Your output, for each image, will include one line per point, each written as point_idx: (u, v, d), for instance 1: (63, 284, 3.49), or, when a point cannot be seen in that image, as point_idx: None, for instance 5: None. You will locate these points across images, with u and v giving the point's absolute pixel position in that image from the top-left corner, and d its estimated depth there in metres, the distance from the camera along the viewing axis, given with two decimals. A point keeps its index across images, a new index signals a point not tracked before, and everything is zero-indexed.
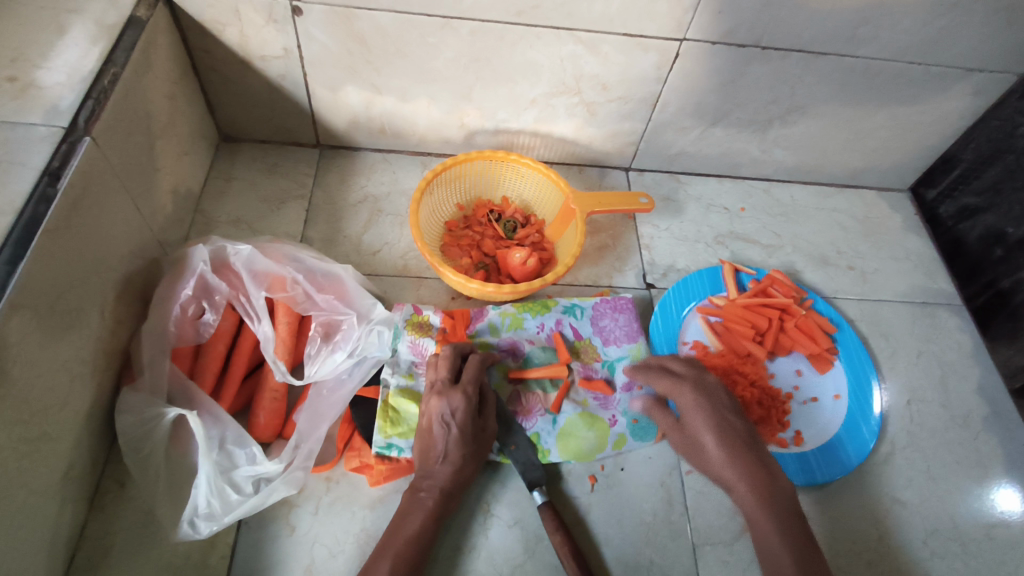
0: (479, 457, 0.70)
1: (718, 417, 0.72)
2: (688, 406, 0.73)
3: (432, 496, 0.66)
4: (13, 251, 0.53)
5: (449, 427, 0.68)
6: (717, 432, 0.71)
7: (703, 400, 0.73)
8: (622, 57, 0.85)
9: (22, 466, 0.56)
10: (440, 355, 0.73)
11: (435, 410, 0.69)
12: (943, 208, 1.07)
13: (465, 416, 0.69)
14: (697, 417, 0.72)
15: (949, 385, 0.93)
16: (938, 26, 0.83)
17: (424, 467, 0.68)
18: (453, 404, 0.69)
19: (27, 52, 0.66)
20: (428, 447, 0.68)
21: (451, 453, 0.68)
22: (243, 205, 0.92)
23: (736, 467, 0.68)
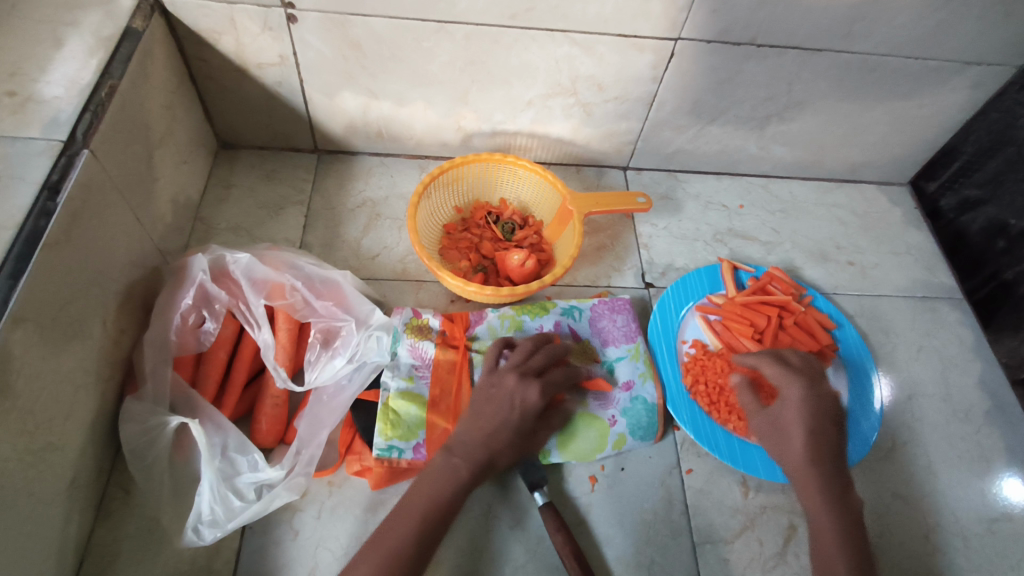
0: (522, 443, 0.69)
1: (818, 423, 0.72)
2: (798, 412, 0.72)
3: (469, 466, 0.64)
4: (15, 265, 0.54)
5: (511, 407, 0.68)
6: (816, 441, 0.71)
7: (811, 407, 0.72)
8: (617, 57, 0.85)
9: (28, 476, 0.56)
10: (519, 344, 0.75)
11: (516, 389, 0.69)
12: (943, 201, 1.07)
13: (536, 403, 0.69)
14: (802, 425, 0.71)
15: (950, 379, 0.93)
16: (934, 20, 0.83)
17: (464, 440, 0.66)
18: (530, 389, 0.69)
19: (25, 66, 0.66)
20: (479, 423, 0.67)
21: (506, 432, 0.67)
22: (242, 212, 0.93)
23: (818, 481, 0.69)
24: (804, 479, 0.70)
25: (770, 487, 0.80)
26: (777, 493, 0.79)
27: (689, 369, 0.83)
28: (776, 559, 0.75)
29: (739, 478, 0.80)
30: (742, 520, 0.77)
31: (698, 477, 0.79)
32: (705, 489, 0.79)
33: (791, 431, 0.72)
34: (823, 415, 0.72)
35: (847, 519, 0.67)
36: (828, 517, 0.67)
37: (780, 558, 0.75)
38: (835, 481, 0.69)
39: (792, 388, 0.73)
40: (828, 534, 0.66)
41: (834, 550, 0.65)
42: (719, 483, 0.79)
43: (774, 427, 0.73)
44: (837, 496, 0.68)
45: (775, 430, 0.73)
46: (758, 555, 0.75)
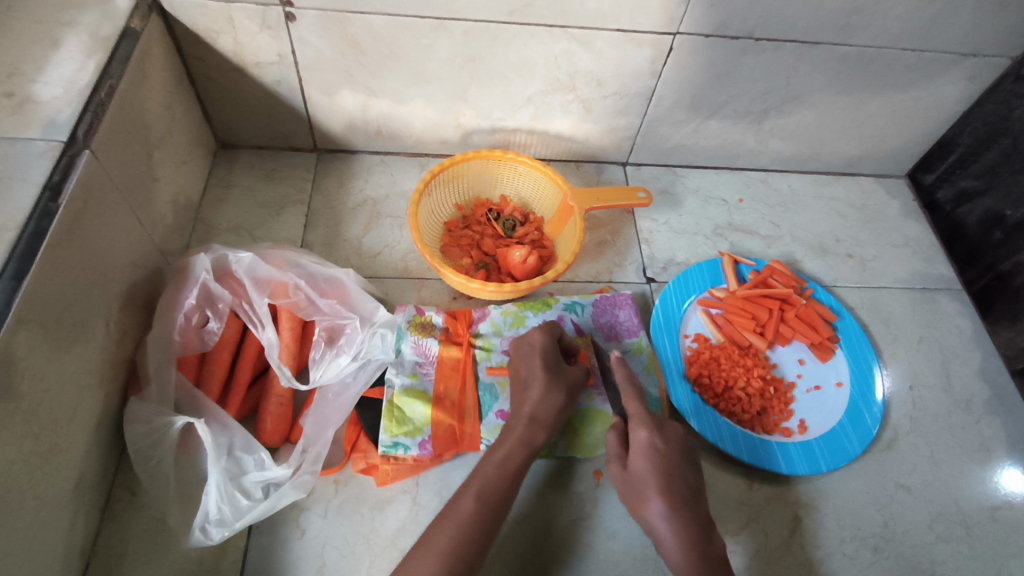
0: (568, 388, 0.72)
1: (669, 471, 0.66)
2: (648, 461, 0.66)
3: (522, 420, 0.68)
4: (18, 266, 0.54)
5: (529, 358, 0.73)
6: (670, 491, 0.64)
7: (658, 454, 0.67)
8: (616, 52, 0.85)
9: (34, 478, 0.56)
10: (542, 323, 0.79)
11: (524, 339, 0.75)
12: (941, 192, 1.07)
13: (545, 346, 0.74)
14: (653, 472, 0.66)
15: (950, 369, 0.93)
16: (931, 13, 0.83)
17: (516, 404, 0.71)
18: (532, 337, 0.75)
19: (23, 66, 0.66)
20: (519, 385, 0.72)
21: (535, 380, 0.71)
22: (243, 212, 0.92)
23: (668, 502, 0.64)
24: (662, 530, 0.63)
25: (775, 479, 0.80)
26: (782, 485, 0.80)
27: (693, 363, 0.84)
28: (782, 551, 0.76)
29: (743, 470, 0.80)
30: (747, 512, 0.77)
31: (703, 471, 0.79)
32: (710, 482, 0.79)
33: (643, 479, 0.66)
34: (672, 462, 0.67)
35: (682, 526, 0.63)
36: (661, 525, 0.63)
37: (786, 549, 0.76)
38: (680, 501, 0.64)
39: (643, 429, 0.69)
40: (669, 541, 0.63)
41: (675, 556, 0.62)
42: (724, 476, 0.79)
43: (628, 481, 0.67)
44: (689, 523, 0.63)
45: (630, 479, 0.67)
46: (765, 546, 0.76)
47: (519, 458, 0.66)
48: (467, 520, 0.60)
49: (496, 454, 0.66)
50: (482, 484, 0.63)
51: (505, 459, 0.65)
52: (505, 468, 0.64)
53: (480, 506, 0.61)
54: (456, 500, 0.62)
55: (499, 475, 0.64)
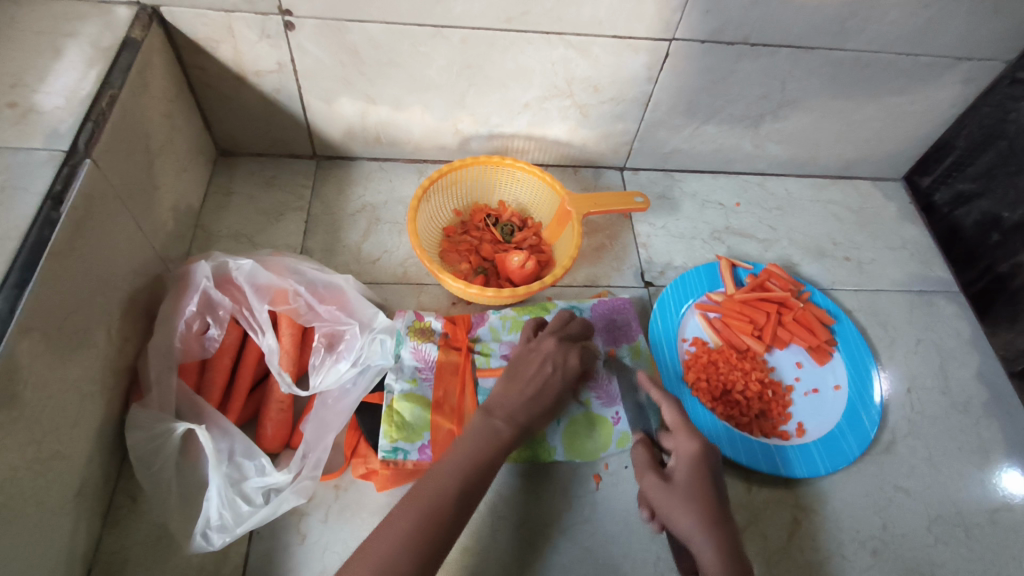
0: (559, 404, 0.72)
1: (711, 485, 0.64)
2: (693, 472, 0.65)
3: (511, 427, 0.67)
4: (20, 275, 0.54)
5: (553, 375, 0.72)
6: (707, 503, 0.63)
7: (703, 466, 0.65)
8: (612, 59, 0.86)
9: (37, 485, 0.57)
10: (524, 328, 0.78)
11: (545, 350, 0.73)
12: (937, 195, 1.08)
13: (575, 372, 0.73)
14: (696, 486, 0.64)
15: (948, 371, 0.93)
16: (924, 17, 0.84)
17: (512, 403, 0.69)
18: (568, 359, 0.73)
19: (25, 77, 0.67)
20: (522, 386, 0.70)
21: (545, 397, 0.70)
22: (243, 219, 0.93)
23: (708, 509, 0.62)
24: (700, 544, 0.61)
25: (774, 482, 0.80)
26: (781, 488, 0.80)
27: (691, 367, 0.84)
28: (781, 554, 0.76)
29: (742, 474, 0.80)
30: (747, 515, 0.77)
31: None
32: None
33: (687, 490, 0.64)
34: (715, 477, 0.65)
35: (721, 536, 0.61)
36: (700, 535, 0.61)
37: (785, 553, 0.76)
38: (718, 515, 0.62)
39: (689, 440, 0.67)
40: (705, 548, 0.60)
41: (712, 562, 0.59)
42: (723, 479, 0.79)
43: (668, 490, 0.64)
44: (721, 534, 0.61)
45: (671, 490, 0.64)
46: (764, 550, 0.76)
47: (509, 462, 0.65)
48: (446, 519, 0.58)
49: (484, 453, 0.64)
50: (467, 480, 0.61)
51: (495, 461, 0.64)
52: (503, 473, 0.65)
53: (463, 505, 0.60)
54: None
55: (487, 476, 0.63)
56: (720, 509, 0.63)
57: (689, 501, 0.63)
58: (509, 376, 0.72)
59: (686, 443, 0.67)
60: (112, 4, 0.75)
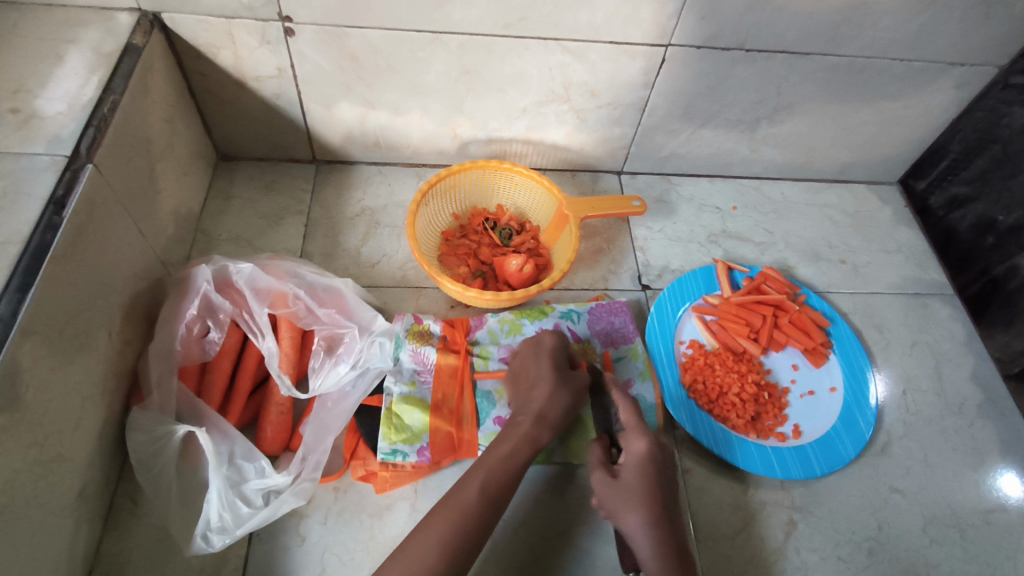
0: (575, 391, 0.72)
1: (658, 484, 0.67)
2: (642, 471, 0.67)
3: (529, 417, 0.69)
4: (22, 279, 0.55)
5: (539, 358, 0.74)
6: (654, 501, 0.66)
7: (651, 466, 0.68)
8: (610, 64, 0.87)
9: (39, 487, 0.57)
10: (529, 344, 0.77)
11: (537, 355, 0.75)
12: (933, 198, 1.08)
13: (555, 349, 0.75)
14: (643, 484, 0.66)
15: (944, 374, 0.94)
16: (918, 23, 0.85)
17: (523, 400, 0.72)
18: (542, 339, 0.76)
19: (27, 83, 0.67)
20: (524, 385, 0.73)
21: (543, 380, 0.72)
22: (243, 223, 0.94)
23: (655, 506, 0.66)
24: (642, 538, 0.64)
25: (770, 483, 0.81)
26: (777, 489, 0.81)
27: (687, 369, 0.84)
28: (777, 555, 0.76)
29: (738, 475, 0.81)
30: (743, 516, 0.78)
31: (699, 476, 0.80)
32: (706, 487, 0.79)
33: (634, 487, 0.66)
34: (661, 476, 0.68)
35: (664, 531, 0.65)
36: (645, 533, 0.64)
37: (781, 554, 0.77)
38: (662, 511, 0.66)
39: (640, 440, 0.69)
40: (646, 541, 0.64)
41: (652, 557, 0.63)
42: (720, 481, 0.80)
43: (616, 487, 0.67)
44: (665, 530, 0.65)
45: (618, 487, 0.67)
46: (760, 551, 0.76)
47: (524, 452, 0.66)
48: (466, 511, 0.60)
49: (498, 448, 0.66)
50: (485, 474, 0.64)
51: (509, 453, 0.66)
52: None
53: (482, 498, 0.61)
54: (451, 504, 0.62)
55: (501, 468, 0.64)
56: (664, 505, 0.67)
57: (636, 498, 0.66)
58: (515, 381, 0.75)
59: (638, 442, 0.69)
60: (113, 10, 0.75)
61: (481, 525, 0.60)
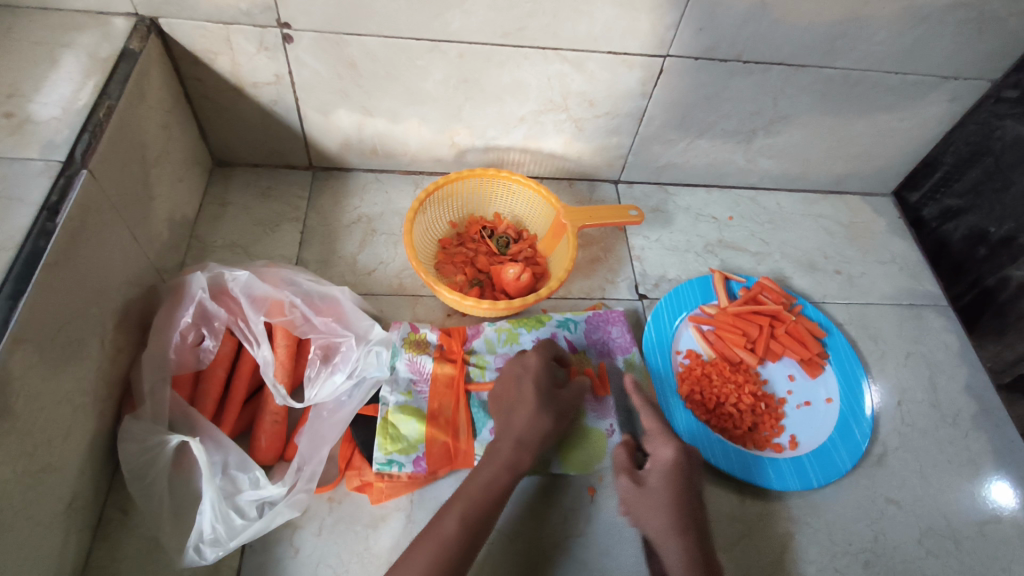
0: (557, 414, 0.72)
1: (685, 491, 0.66)
2: (666, 474, 0.67)
3: (509, 442, 0.68)
4: (14, 286, 0.54)
5: (521, 381, 0.73)
6: (678, 506, 0.65)
7: (677, 471, 0.67)
8: (608, 74, 0.87)
9: (28, 498, 0.56)
10: (522, 364, 0.75)
11: (520, 378, 0.74)
12: (926, 210, 1.09)
13: (539, 371, 0.74)
14: (665, 487, 0.66)
15: (938, 384, 0.95)
16: (913, 37, 0.86)
17: (502, 425, 0.71)
18: (527, 360, 0.75)
19: (22, 87, 0.67)
20: (507, 407, 0.72)
21: (525, 403, 0.71)
22: (238, 230, 0.93)
23: (670, 511, 0.65)
24: (669, 545, 0.63)
25: (766, 494, 0.81)
26: (773, 500, 0.81)
27: (685, 379, 0.84)
28: (774, 566, 0.76)
29: (735, 486, 0.80)
30: (740, 527, 0.78)
31: None
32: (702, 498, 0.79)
33: (658, 491, 0.66)
34: (689, 483, 0.67)
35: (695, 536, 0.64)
36: (675, 541, 0.63)
37: (778, 565, 0.76)
38: (689, 516, 0.65)
39: (665, 445, 0.69)
40: (675, 550, 0.63)
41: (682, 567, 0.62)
42: (716, 491, 0.80)
43: (641, 493, 0.67)
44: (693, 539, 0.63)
45: (644, 493, 0.67)
46: (756, 562, 0.76)
47: (505, 479, 0.66)
48: (447, 540, 0.60)
49: (479, 475, 0.66)
50: (464, 502, 0.63)
51: (489, 480, 0.65)
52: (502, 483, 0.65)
53: (463, 528, 0.61)
54: (441, 519, 0.62)
55: (482, 495, 0.64)
56: (696, 508, 0.66)
57: (660, 505, 0.65)
58: (497, 402, 0.74)
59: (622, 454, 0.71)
60: (109, 15, 0.75)
61: (462, 555, 0.60)
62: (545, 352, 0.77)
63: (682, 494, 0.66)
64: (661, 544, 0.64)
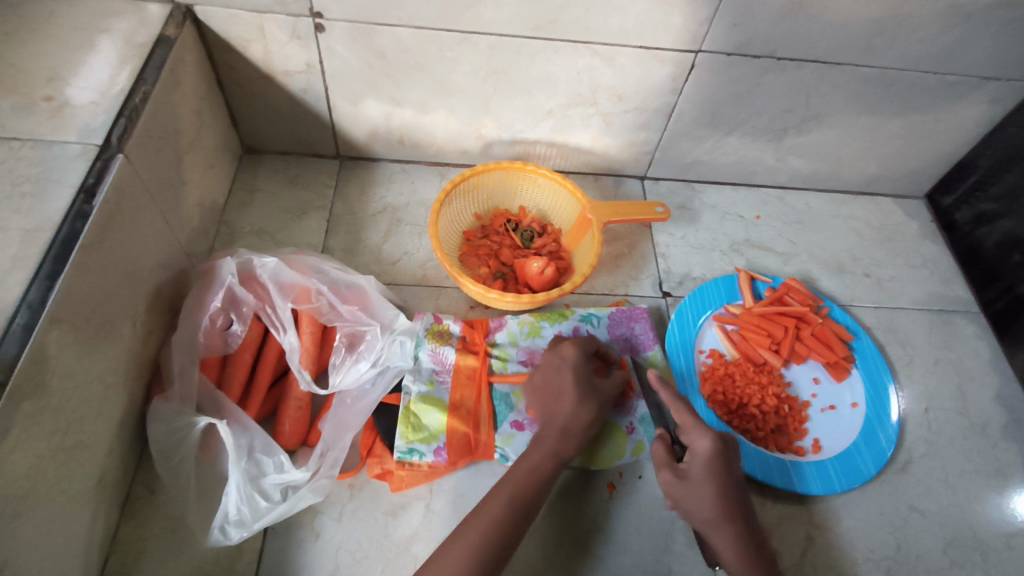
0: (600, 402, 0.71)
1: (726, 480, 0.66)
2: (708, 468, 0.66)
3: (554, 432, 0.68)
4: (51, 266, 0.55)
5: (561, 372, 0.72)
6: (726, 496, 0.65)
7: (717, 463, 0.66)
8: (638, 69, 0.86)
9: (61, 473, 0.58)
10: (561, 355, 0.74)
11: (559, 370, 0.73)
12: (959, 214, 1.07)
13: (578, 361, 0.73)
14: (710, 480, 0.65)
15: (967, 393, 0.93)
16: (954, 36, 0.83)
17: (546, 415, 0.71)
18: (563, 350, 0.74)
19: (61, 70, 0.68)
20: (549, 397, 0.72)
21: (568, 393, 0.70)
22: (266, 216, 0.94)
23: (718, 503, 0.64)
24: (719, 532, 0.64)
25: (788, 497, 0.80)
26: (795, 503, 0.80)
27: (708, 379, 0.84)
28: (794, 570, 0.75)
29: (756, 488, 0.80)
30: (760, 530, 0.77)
31: None
32: None
33: (701, 485, 0.65)
34: (730, 473, 0.66)
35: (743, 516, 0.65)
36: (727, 530, 0.64)
37: (798, 568, 0.76)
38: (737, 504, 0.65)
39: (703, 437, 0.67)
40: (726, 539, 0.64)
41: (734, 555, 0.63)
42: None
43: (684, 485, 0.66)
44: (742, 523, 0.65)
45: (687, 486, 0.66)
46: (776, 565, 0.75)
47: (549, 467, 0.66)
48: (496, 520, 0.60)
49: (526, 460, 0.66)
50: (506, 489, 0.64)
51: (536, 466, 0.66)
52: (534, 473, 0.65)
53: (510, 510, 0.61)
54: (486, 503, 0.63)
55: (530, 480, 0.64)
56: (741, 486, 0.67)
57: (710, 498, 0.64)
58: (538, 391, 0.73)
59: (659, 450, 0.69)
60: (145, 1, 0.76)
61: (511, 537, 0.60)
62: (581, 342, 0.76)
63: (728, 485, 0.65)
64: (710, 531, 0.65)
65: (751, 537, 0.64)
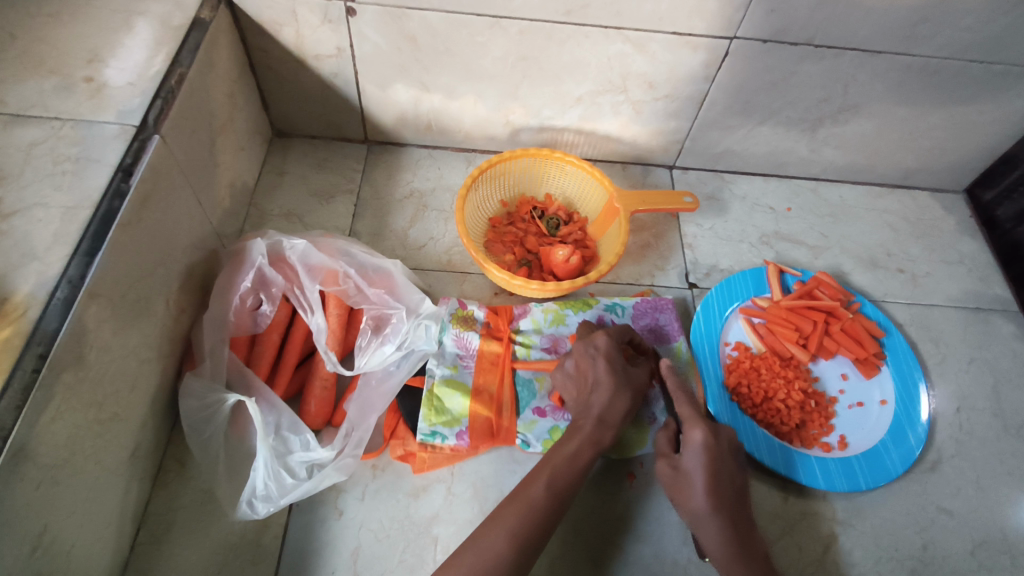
0: (633, 392, 0.71)
1: (721, 474, 0.64)
2: (699, 459, 0.65)
3: (590, 421, 0.68)
4: (91, 243, 0.57)
5: (594, 361, 0.72)
6: (716, 490, 0.63)
7: (711, 456, 0.65)
8: (670, 56, 0.85)
9: (97, 444, 0.60)
10: (595, 346, 0.73)
11: (588, 358, 0.73)
12: (1000, 210, 1.03)
13: (610, 351, 0.73)
14: (702, 471, 0.64)
15: (1002, 394, 0.90)
16: (1004, 24, 0.80)
17: (581, 404, 0.70)
18: (595, 340, 0.74)
19: (100, 51, 0.69)
20: (584, 387, 0.71)
21: (602, 384, 0.70)
22: (295, 199, 0.95)
23: (707, 495, 0.63)
24: (705, 526, 0.63)
25: (811, 493, 0.79)
26: (819, 499, 0.79)
27: (732, 371, 0.83)
28: (816, 566, 0.75)
29: (779, 483, 0.79)
30: (782, 525, 0.76)
31: None
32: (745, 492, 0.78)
33: (692, 475, 0.65)
34: (724, 467, 0.65)
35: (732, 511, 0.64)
36: (713, 524, 0.63)
37: (820, 565, 0.75)
38: (727, 498, 0.64)
39: (696, 428, 0.66)
40: (711, 531, 0.63)
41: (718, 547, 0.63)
42: (760, 486, 0.78)
43: (676, 476, 0.66)
44: (732, 520, 0.63)
45: (679, 476, 0.66)
46: (797, 560, 0.75)
47: (586, 455, 0.66)
48: (533, 503, 0.60)
49: (564, 447, 0.66)
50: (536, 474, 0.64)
51: (574, 453, 0.65)
52: (571, 462, 0.65)
53: (548, 495, 0.61)
54: (526, 486, 0.62)
55: (566, 466, 0.64)
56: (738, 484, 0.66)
57: (697, 489, 0.64)
58: (571, 379, 0.73)
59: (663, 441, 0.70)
60: None
61: (548, 522, 0.60)
62: (611, 331, 0.76)
63: (721, 479, 0.64)
64: (698, 523, 0.64)
65: (737, 532, 0.63)
